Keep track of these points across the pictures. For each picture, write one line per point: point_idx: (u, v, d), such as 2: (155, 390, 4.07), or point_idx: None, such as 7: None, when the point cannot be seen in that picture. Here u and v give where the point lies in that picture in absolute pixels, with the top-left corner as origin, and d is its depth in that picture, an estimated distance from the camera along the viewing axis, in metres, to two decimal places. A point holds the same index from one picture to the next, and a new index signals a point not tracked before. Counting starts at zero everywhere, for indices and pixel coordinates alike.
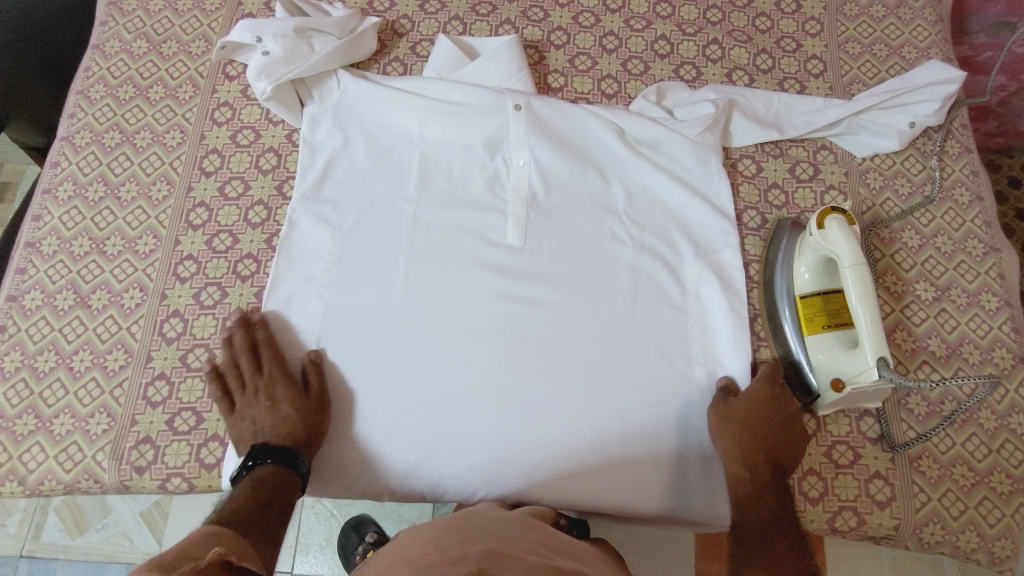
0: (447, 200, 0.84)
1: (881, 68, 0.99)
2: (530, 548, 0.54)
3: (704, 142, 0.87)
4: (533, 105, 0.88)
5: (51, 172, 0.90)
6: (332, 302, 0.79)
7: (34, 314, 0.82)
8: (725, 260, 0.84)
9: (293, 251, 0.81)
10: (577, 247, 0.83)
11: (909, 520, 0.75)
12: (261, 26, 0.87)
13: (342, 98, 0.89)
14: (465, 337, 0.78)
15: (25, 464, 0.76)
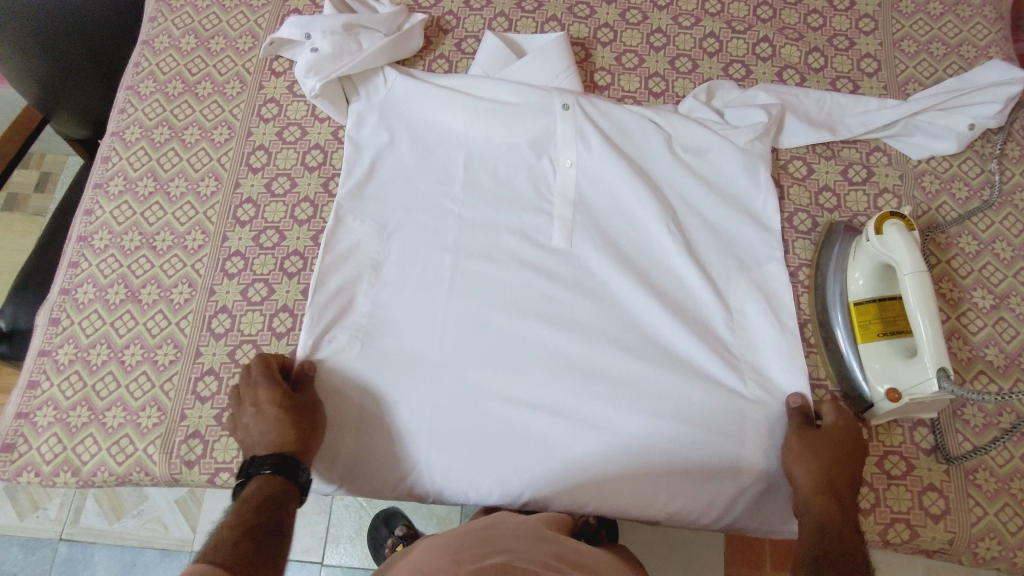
0: (492, 201, 0.84)
1: (939, 67, 0.96)
2: (547, 564, 0.53)
3: (752, 151, 0.85)
4: (581, 105, 0.86)
5: (101, 166, 0.91)
6: (377, 301, 0.79)
7: (86, 308, 0.83)
8: (770, 274, 0.83)
9: (337, 248, 0.81)
10: (623, 252, 0.82)
11: (964, 534, 0.74)
12: (311, 23, 0.87)
13: (388, 98, 0.89)
14: (509, 339, 0.78)
15: (79, 456, 0.77)
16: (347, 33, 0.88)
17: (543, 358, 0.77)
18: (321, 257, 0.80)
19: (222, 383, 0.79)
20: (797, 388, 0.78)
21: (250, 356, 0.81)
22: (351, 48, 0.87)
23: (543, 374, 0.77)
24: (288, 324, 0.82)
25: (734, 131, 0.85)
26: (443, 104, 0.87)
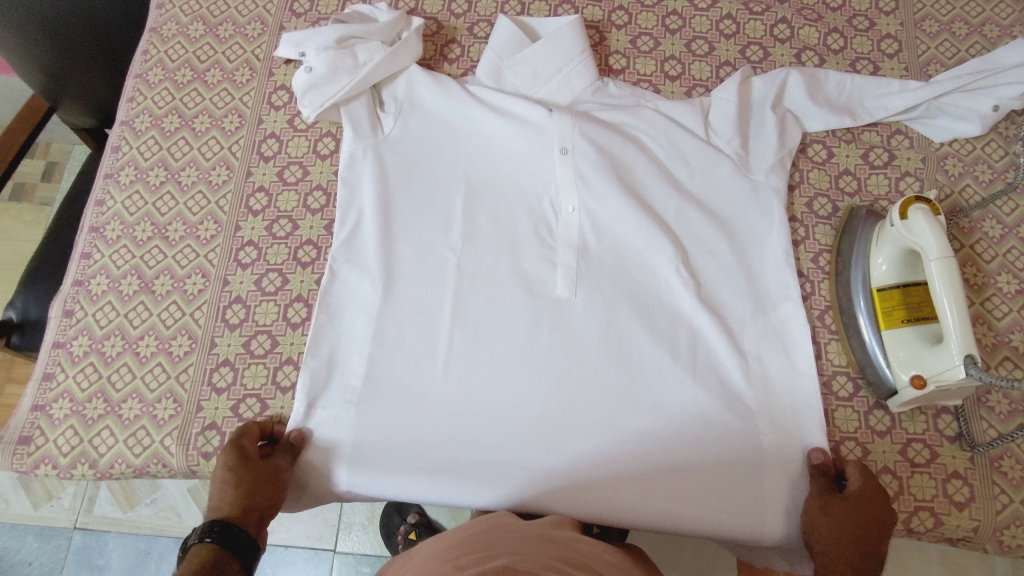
0: (493, 246, 0.80)
1: (961, 48, 0.94)
2: (550, 567, 0.52)
3: (765, 185, 0.83)
4: (583, 144, 0.83)
5: (112, 156, 0.90)
6: (374, 357, 0.76)
7: (100, 299, 0.83)
8: (786, 315, 0.78)
9: (332, 302, 0.78)
10: (632, 298, 0.79)
11: (989, 522, 0.73)
12: (307, 42, 0.86)
13: (383, 137, 0.85)
14: (512, 395, 0.74)
15: (95, 448, 0.76)
16: (341, 50, 0.85)
17: (549, 412, 0.74)
18: (316, 314, 0.77)
19: (238, 374, 0.79)
20: (812, 416, 0.75)
21: (265, 346, 0.80)
22: (344, 69, 0.84)
23: (550, 429, 0.74)
24: (303, 314, 0.81)
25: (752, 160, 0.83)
26: (443, 141, 0.85)
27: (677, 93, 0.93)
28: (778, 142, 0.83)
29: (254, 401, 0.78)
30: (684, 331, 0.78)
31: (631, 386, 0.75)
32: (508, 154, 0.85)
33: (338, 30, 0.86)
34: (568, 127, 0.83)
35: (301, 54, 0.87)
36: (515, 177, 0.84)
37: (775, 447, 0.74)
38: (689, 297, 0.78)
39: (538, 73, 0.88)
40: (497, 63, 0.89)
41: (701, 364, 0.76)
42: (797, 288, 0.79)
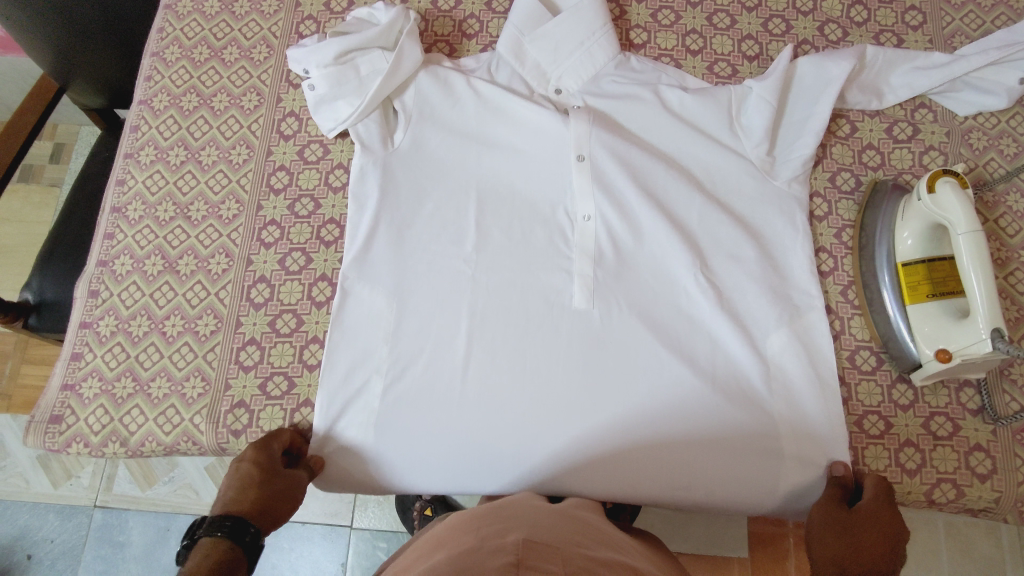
0: (510, 260, 0.80)
1: (986, 19, 0.93)
2: (570, 540, 0.53)
3: (790, 193, 0.83)
4: (597, 152, 0.82)
5: (131, 136, 0.90)
6: (390, 376, 0.76)
7: (125, 280, 0.83)
8: (810, 323, 0.79)
9: (347, 322, 0.78)
10: (650, 305, 0.79)
11: (1011, 493, 0.74)
12: (309, 57, 0.82)
13: (394, 152, 0.84)
14: (534, 409, 0.75)
15: (126, 426, 0.77)
16: (342, 67, 0.82)
17: (571, 426, 0.75)
18: (331, 337, 0.77)
19: (265, 352, 0.80)
20: (830, 405, 0.76)
21: (291, 325, 0.81)
22: (348, 90, 0.83)
23: (572, 443, 0.75)
24: (328, 293, 0.82)
25: (777, 166, 0.83)
26: (455, 152, 0.84)
27: (699, 68, 0.92)
28: (804, 152, 0.82)
29: (281, 378, 0.79)
30: (702, 342, 0.78)
31: (652, 398, 0.76)
32: (522, 164, 0.84)
33: (338, 41, 0.81)
34: (582, 135, 0.82)
35: (304, 70, 0.84)
36: (530, 188, 0.83)
37: (795, 452, 0.75)
38: (709, 307, 0.78)
39: (560, 47, 0.87)
40: (518, 37, 0.88)
41: (721, 376, 0.77)
42: (819, 297, 0.80)
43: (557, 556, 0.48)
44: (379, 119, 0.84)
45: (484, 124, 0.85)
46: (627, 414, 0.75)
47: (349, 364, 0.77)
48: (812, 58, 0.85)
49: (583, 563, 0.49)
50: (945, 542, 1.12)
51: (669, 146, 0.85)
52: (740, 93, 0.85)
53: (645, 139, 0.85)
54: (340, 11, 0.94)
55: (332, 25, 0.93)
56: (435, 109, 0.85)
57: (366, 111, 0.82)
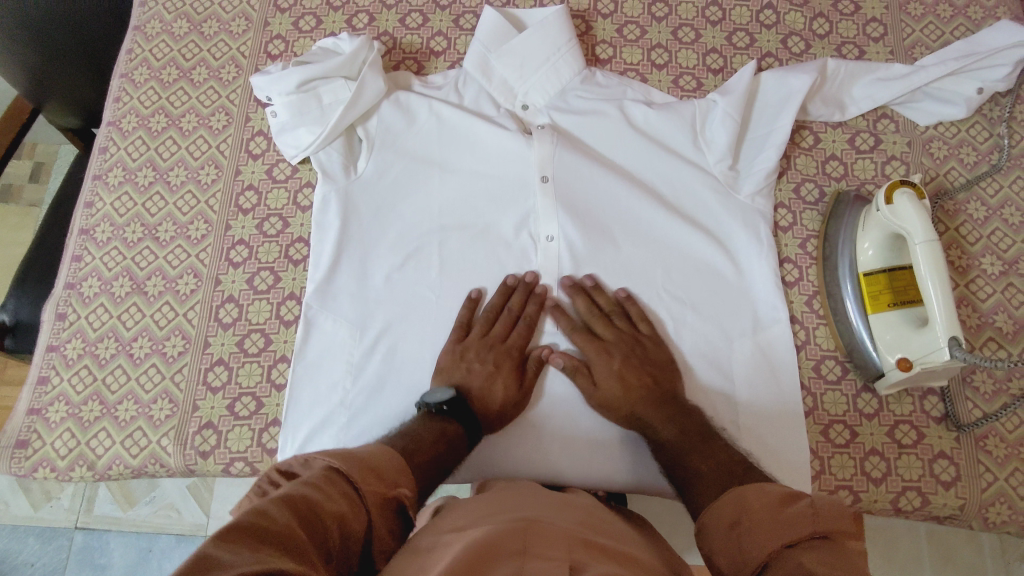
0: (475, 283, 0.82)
1: (946, 30, 0.94)
2: (573, 531, 0.54)
3: (753, 207, 0.83)
4: (561, 174, 0.84)
5: (99, 157, 0.90)
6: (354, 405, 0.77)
7: (92, 302, 0.83)
8: (774, 337, 0.80)
9: (310, 352, 0.79)
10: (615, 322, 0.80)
11: (975, 499, 0.75)
12: (271, 87, 0.84)
13: (357, 181, 0.85)
14: (505, 426, 0.79)
15: (93, 450, 0.77)
16: (304, 95, 0.83)
17: (542, 440, 0.78)
18: (294, 369, 0.78)
19: (233, 373, 0.79)
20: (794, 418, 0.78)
21: (259, 344, 0.81)
22: (310, 119, 0.84)
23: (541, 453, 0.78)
24: (296, 312, 0.82)
25: (739, 182, 0.84)
26: (417, 178, 0.85)
27: (664, 82, 0.93)
28: (767, 167, 0.83)
29: (249, 399, 0.79)
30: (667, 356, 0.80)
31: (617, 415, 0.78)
32: (484, 188, 0.85)
33: (298, 71, 0.82)
34: (546, 158, 0.84)
35: (268, 99, 0.85)
36: (492, 212, 0.84)
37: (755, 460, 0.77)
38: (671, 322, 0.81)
39: (526, 64, 0.88)
40: (485, 55, 0.89)
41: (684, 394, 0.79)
42: (784, 310, 0.81)
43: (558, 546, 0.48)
44: (341, 148, 0.85)
45: (446, 149, 0.87)
46: (593, 427, 0.78)
47: (314, 394, 0.78)
48: (777, 74, 0.87)
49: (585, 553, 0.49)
50: (927, 552, 1.12)
51: (633, 163, 0.86)
52: (705, 108, 0.85)
53: (608, 158, 0.87)
54: (309, 30, 0.94)
55: (300, 44, 0.94)
56: (398, 135, 0.86)
57: (327, 140, 0.84)
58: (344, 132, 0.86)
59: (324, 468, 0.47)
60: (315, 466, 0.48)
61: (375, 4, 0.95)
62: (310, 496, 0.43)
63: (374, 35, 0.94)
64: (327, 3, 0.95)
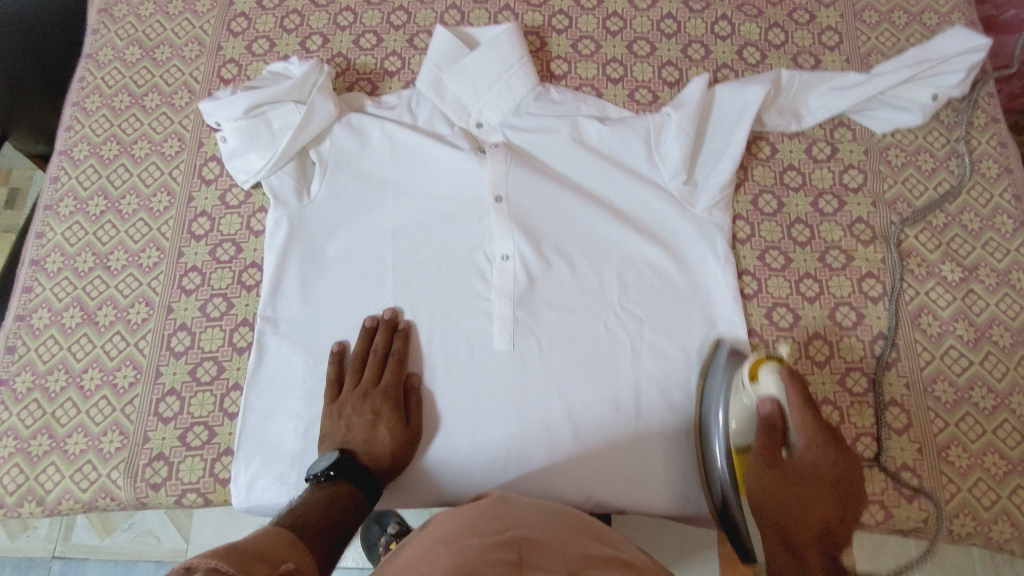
0: (431, 303, 0.81)
1: (901, 37, 0.94)
2: (565, 540, 0.53)
3: (710, 220, 0.83)
4: (515, 193, 0.83)
5: (51, 187, 0.89)
6: (308, 434, 0.76)
7: (42, 333, 0.82)
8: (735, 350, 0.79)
9: (262, 379, 0.78)
10: (570, 340, 0.80)
11: (939, 512, 0.74)
12: (219, 111, 0.83)
13: (310, 204, 0.84)
14: (461, 447, 0.77)
15: (42, 486, 0.75)
16: (252, 121, 0.83)
17: (498, 460, 0.77)
18: (245, 396, 0.77)
19: (185, 402, 0.78)
20: None
21: (211, 372, 0.79)
22: (260, 144, 0.83)
23: (497, 465, 0.77)
24: (249, 338, 0.81)
25: (695, 196, 0.83)
26: (371, 200, 0.84)
27: (620, 96, 0.92)
28: (723, 182, 0.82)
29: (201, 429, 0.77)
30: (625, 373, 0.79)
31: (574, 434, 0.77)
32: (437, 210, 0.84)
33: (246, 96, 0.82)
34: (498, 177, 0.83)
35: (217, 124, 0.85)
36: (447, 232, 0.83)
37: None
38: (628, 338, 0.80)
39: (478, 82, 0.87)
40: (437, 74, 0.88)
41: (642, 416, 0.78)
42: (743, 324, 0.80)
43: (556, 558, 0.48)
44: (293, 172, 0.84)
45: (399, 170, 0.86)
46: (549, 448, 0.77)
47: (266, 422, 0.77)
48: (731, 86, 0.86)
49: (579, 562, 0.49)
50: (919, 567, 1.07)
51: (586, 177, 0.86)
52: (659, 123, 0.85)
53: (561, 176, 0.86)
54: (262, 53, 0.94)
55: (253, 68, 0.93)
56: (351, 158, 0.86)
57: (278, 164, 0.83)
58: (297, 155, 0.85)
59: (205, 571, 0.46)
60: (199, 571, 0.46)
61: (329, 26, 0.95)
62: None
63: (328, 56, 0.94)
64: (280, 26, 0.95)
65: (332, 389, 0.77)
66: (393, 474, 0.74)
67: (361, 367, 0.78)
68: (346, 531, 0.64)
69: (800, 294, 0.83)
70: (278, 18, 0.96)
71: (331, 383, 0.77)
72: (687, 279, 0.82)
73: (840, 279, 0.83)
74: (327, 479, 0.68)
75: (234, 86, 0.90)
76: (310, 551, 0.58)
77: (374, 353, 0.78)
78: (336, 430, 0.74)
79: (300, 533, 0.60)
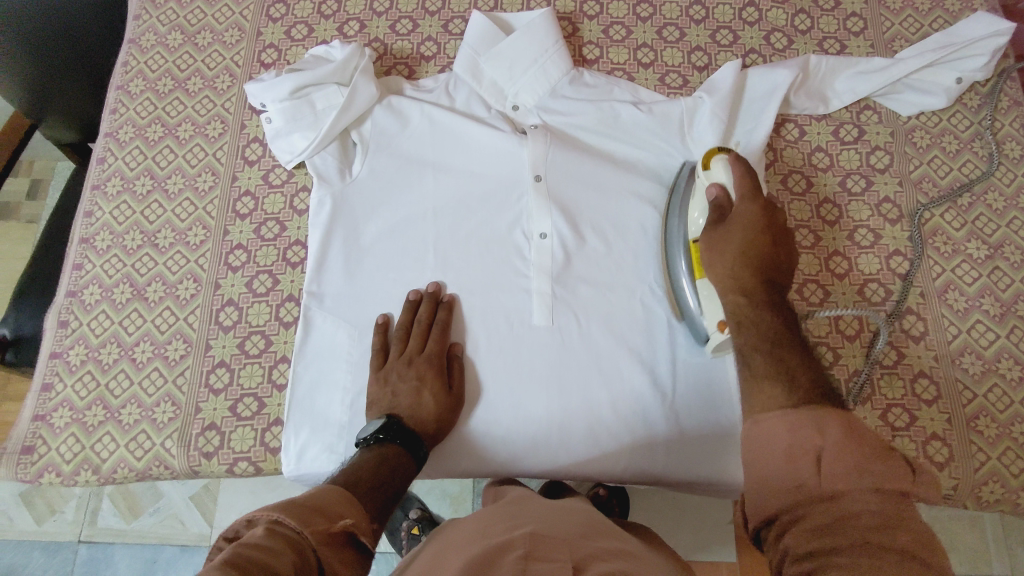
0: (472, 278, 0.84)
1: (925, 23, 0.97)
2: (575, 534, 0.57)
3: None
4: (554, 173, 0.85)
5: (97, 168, 0.92)
6: (355, 404, 0.78)
7: (94, 309, 0.84)
8: None
9: (309, 352, 0.81)
10: (608, 311, 0.82)
11: (968, 479, 0.76)
12: (265, 92, 0.85)
13: (352, 183, 0.86)
14: (503, 419, 0.80)
15: (98, 454, 0.78)
16: (297, 102, 0.85)
17: (539, 431, 0.80)
18: (293, 369, 0.80)
19: (234, 374, 0.81)
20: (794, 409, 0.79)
21: (260, 346, 0.82)
22: (304, 124, 0.85)
23: (540, 435, 0.80)
24: (295, 313, 0.83)
25: None
26: (412, 179, 0.87)
27: (651, 80, 0.95)
28: (754, 162, 0.85)
29: (251, 400, 0.80)
30: (661, 346, 0.81)
31: (613, 405, 0.80)
32: (477, 188, 0.87)
33: (291, 77, 0.84)
34: (536, 158, 0.85)
35: (262, 105, 0.87)
36: (487, 209, 0.86)
37: None
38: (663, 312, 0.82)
39: (514, 65, 0.90)
40: (474, 57, 0.91)
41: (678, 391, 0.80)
42: None
43: (563, 546, 0.52)
44: (336, 151, 0.87)
45: (439, 150, 0.88)
46: (590, 419, 0.79)
47: (313, 393, 0.79)
48: (760, 69, 0.89)
49: (588, 549, 0.54)
50: None
51: (619, 156, 0.88)
52: (692, 105, 0.87)
53: (598, 157, 0.88)
54: (300, 38, 0.96)
55: (292, 52, 0.95)
56: (392, 138, 0.88)
57: (321, 144, 0.85)
58: (339, 136, 0.88)
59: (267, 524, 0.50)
60: (260, 524, 0.51)
61: (365, 12, 0.98)
62: (254, 556, 0.45)
63: (365, 42, 0.96)
64: (318, 11, 0.97)
65: (378, 358, 0.79)
66: (437, 439, 0.76)
67: (406, 336, 0.80)
68: (395, 490, 0.66)
69: (829, 271, 0.85)
70: (315, 4, 0.98)
71: (377, 353, 0.79)
72: None
73: (869, 256, 0.86)
74: (376, 442, 0.71)
75: (276, 69, 0.92)
76: (364, 505, 0.60)
77: (419, 323, 0.80)
78: (383, 398, 0.77)
79: (353, 487, 0.62)
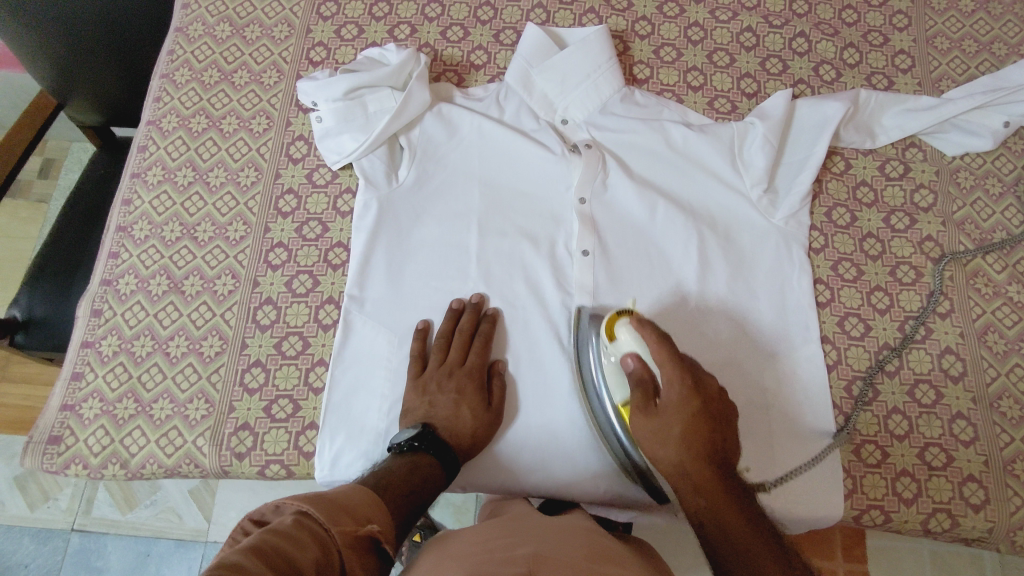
0: (512, 291, 0.83)
1: (971, 64, 0.97)
2: (575, 557, 0.54)
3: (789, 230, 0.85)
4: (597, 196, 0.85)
5: (138, 155, 0.91)
6: (391, 412, 0.77)
7: (129, 299, 0.83)
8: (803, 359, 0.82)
9: (347, 356, 0.79)
10: None
11: (1004, 523, 0.76)
12: (318, 91, 0.85)
13: (398, 187, 0.85)
14: (540, 436, 0.79)
15: (127, 448, 0.77)
16: (350, 103, 0.85)
17: (576, 448, 0.78)
18: (331, 373, 0.78)
19: (270, 374, 0.80)
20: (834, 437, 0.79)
21: (297, 347, 0.81)
22: (355, 126, 0.85)
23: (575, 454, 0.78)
24: (334, 316, 0.82)
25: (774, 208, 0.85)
26: (457, 187, 0.86)
27: (699, 104, 0.95)
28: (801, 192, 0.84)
29: (286, 401, 0.79)
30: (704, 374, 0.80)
31: None
32: (523, 200, 0.86)
33: (346, 77, 0.84)
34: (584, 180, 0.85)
35: (313, 103, 0.87)
36: (531, 222, 0.85)
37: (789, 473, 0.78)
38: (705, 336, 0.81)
39: (567, 78, 0.89)
40: (526, 69, 0.90)
41: None
42: (817, 330, 0.83)
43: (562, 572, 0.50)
44: (384, 155, 0.86)
45: (485, 160, 0.87)
46: None
47: (349, 399, 0.78)
48: (812, 99, 0.89)
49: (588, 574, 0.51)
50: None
51: (666, 178, 0.88)
52: (743, 131, 0.87)
53: (645, 175, 0.88)
54: (350, 38, 0.96)
55: (342, 52, 0.95)
56: (440, 145, 0.87)
57: (371, 147, 0.84)
58: (387, 140, 0.87)
59: (294, 514, 0.47)
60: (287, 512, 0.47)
61: (416, 16, 0.97)
62: (281, 544, 0.42)
63: (416, 46, 0.96)
64: (369, 13, 0.97)
65: (417, 367, 0.78)
66: (470, 455, 0.73)
67: (446, 346, 0.78)
68: (426, 500, 0.62)
69: (871, 306, 0.85)
70: (366, 5, 0.97)
71: (416, 361, 0.78)
72: (766, 285, 0.83)
73: (910, 293, 0.86)
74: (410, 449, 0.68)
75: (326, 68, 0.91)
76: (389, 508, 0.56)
77: (461, 332, 0.79)
78: (421, 408, 0.74)
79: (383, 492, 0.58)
